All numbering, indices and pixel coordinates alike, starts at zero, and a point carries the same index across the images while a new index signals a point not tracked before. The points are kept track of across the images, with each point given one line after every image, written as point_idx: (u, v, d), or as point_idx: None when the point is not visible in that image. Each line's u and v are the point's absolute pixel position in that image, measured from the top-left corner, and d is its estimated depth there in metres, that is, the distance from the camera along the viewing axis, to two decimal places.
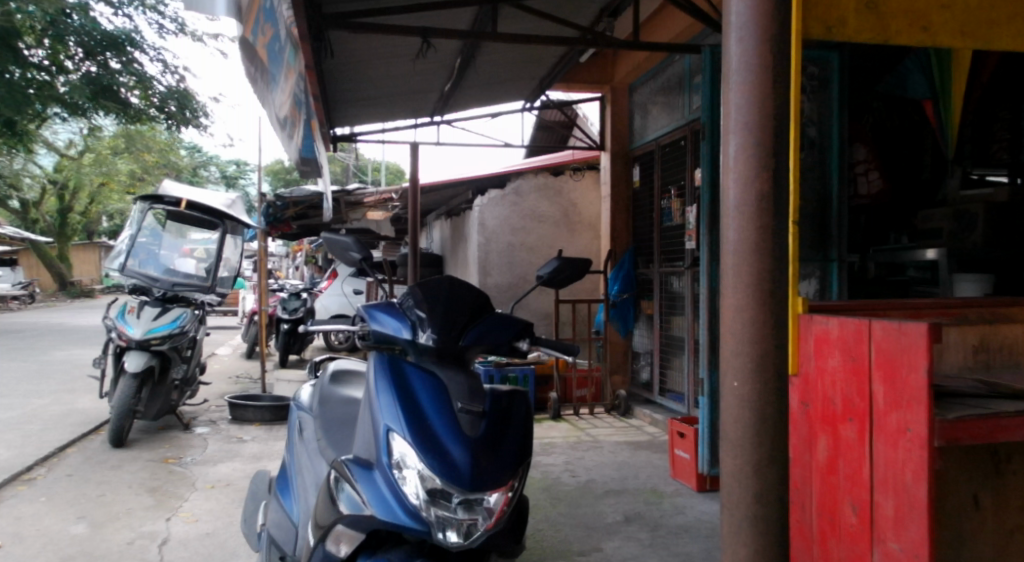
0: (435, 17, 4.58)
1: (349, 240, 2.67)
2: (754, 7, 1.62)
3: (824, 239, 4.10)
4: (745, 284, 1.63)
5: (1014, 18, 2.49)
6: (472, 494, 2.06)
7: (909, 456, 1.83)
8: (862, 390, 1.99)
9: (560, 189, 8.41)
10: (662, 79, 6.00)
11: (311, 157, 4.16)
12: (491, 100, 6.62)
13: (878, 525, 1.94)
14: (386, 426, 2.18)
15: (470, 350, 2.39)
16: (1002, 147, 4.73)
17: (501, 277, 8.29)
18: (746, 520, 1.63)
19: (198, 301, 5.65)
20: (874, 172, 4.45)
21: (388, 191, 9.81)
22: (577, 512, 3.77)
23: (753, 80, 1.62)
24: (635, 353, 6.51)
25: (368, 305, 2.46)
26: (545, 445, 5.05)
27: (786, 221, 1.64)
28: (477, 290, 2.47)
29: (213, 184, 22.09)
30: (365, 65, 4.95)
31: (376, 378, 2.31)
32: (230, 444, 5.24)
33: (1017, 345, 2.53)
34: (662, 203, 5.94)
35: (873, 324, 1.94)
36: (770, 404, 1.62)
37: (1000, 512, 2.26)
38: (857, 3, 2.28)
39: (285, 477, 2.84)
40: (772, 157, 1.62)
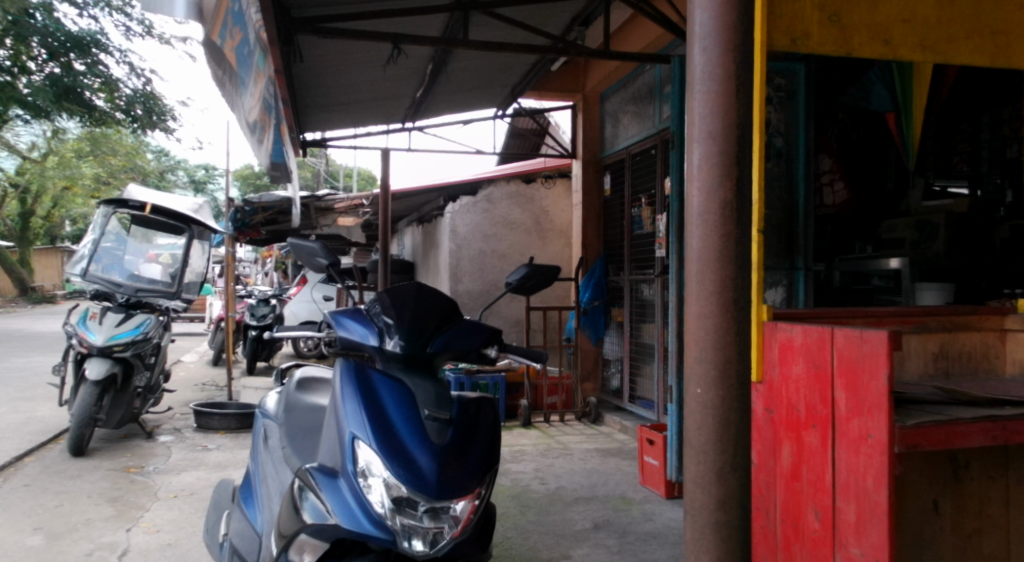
0: (405, 24, 4.56)
1: (316, 246, 2.64)
2: (717, 17, 1.64)
3: (791, 248, 4.17)
4: (709, 291, 1.64)
5: (973, 33, 2.55)
6: (438, 502, 2.06)
7: (870, 462, 1.86)
8: (825, 397, 2.02)
9: (532, 197, 8.43)
10: (633, 88, 6.05)
11: (281, 161, 4.11)
12: (462, 107, 6.62)
13: (840, 530, 1.97)
14: (352, 433, 2.16)
15: (438, 357, 2.38)
16: (962, 159, 4.89)
17: (472, 283, 8.26)
18: (709, 526, 1.64)
19: (162, 307, 5.57)
20: (839, 183, 4.50)
21: (359, 197, 9.77)
22: (547, 519, 3.76)
23: (717, 89, 1.64)
24: (606, 361, 6.52)
25: (335, 311, 2.43)
26: (515, 453, 5.04)
27: (750, 228, 1.65)
28: (445, 296, 2.46)
29: (181, 189, 21.73)
30: (334, 70, 4.91)
31: (341, 386, 2.28)
32: (195, 452, 5.15)
33: (975, 353, 2.61)
34: (633, 211, 5.98)
35: (836, 332, 1.97)
36: (732, 409, 1.63)
37: (960, 517, 2.30)
38: (820, 16, 2.33)
39: (248, 486, 2.80)
40: (735, 164, 1.63)
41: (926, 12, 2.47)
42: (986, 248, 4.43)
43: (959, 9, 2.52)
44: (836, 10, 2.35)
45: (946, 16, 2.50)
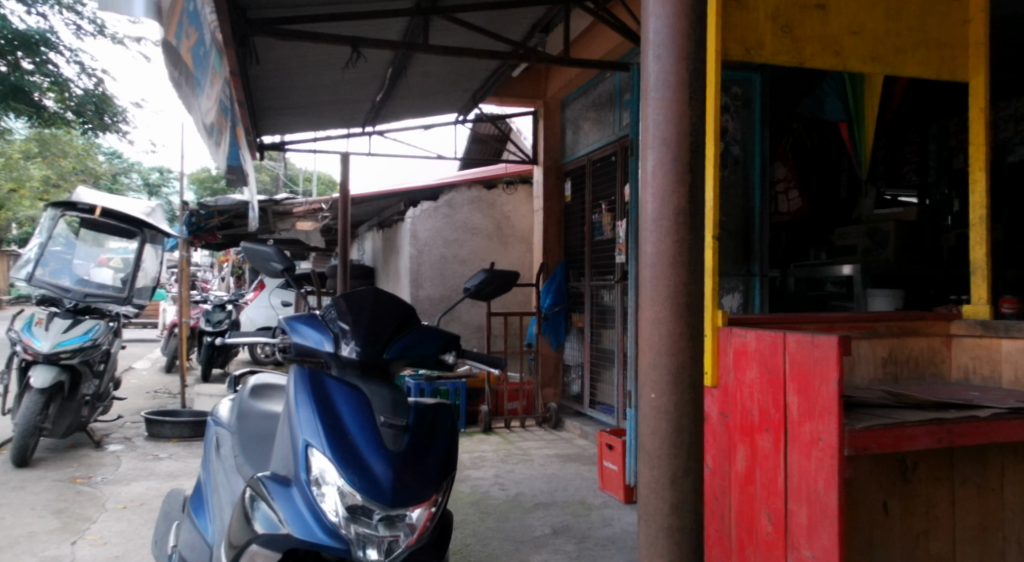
0: (365, 26, 4.52)
1: (270, 250, 2.59)
2: (670, 26, 1.65)
3: (747, 254, 4.25)
4: (663, 297, 1.65)
5: (919, 45, 2.62)
6: (394, 510, 2.04)
7: (821, 465, 1.88)
8: (777, 401, 2.05)
9: (493, 202, 8.44)
10: (594, 95, 6.09)
11: (237, 165, 4.05)
12: (423, 112, 6.59)
13: (792, 533, 1.99)
14: (305, 441, 2.12)
15: (396, 363, 2.36)
16: (912, 168, 5.09)
17: (433, 289, 8.22)
18: (663, 531, 1.65)
19: (113, 313, 5.44)
20: (794, 191, 4.58)
21: (317, 201, 9.68)
22: (506, 525, 3.75)
23: (670, 97, 1.65)
24: (567, 366, 6.54)
25: (289, 317, 2.39)
26: (475, 459, 5.01)
27: (703, 234, 1.67)
28: (403, 301, 2.44)
29: (134, 193, 21.18)
30: (292, 72, 4.85)
31: (294, 392, 2.23)
32: (145, 462, 5.01)
33: (922, 358, 2.68)
34: (593, 217, 6.02)
35: (788, 337, 2.00)
36: (686, 415, 1.64)
37: (908, 518, 2.35)
38: (773, 26, 2.38)
39: (199, 496, 2.74)
40: (688, 172, 1.65)
41: (875, 25, 2.53)
42: (934, 255, 4.56)
43: (906, 23, 2.60)
44: (788, 21, 2.40)
45: (894, 29, 2.57)
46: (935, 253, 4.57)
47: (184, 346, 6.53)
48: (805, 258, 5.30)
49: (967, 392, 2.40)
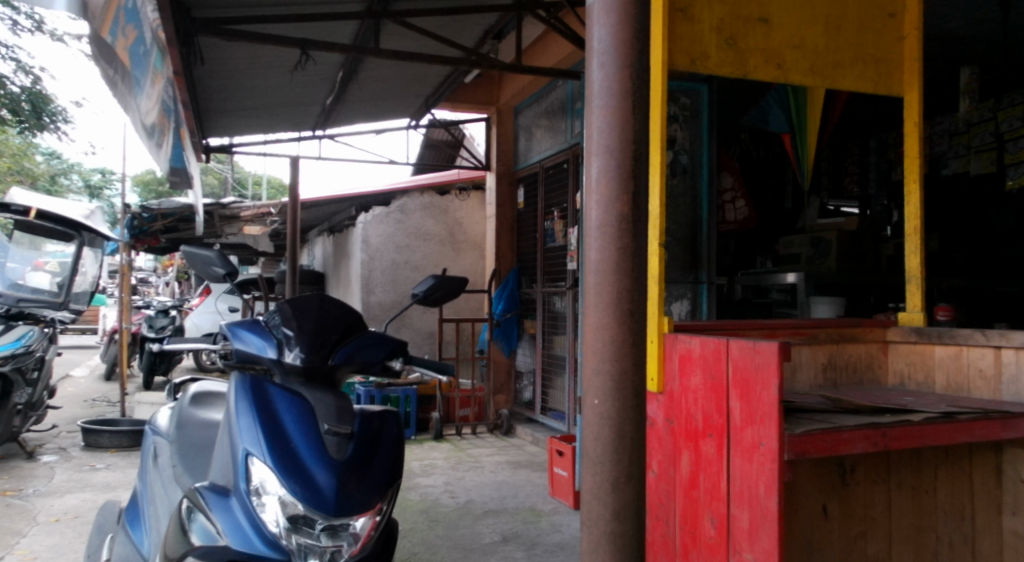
0: (316, 29, 4.48)
1: (213, 255, 2.52)
2: (615, 34, 1.66)
3: (696, 263, 4.45)
4: (606, 303, 1.66)
5: (858, 60, 2.70)
6: (337, 519, 2.01)
7: (762, 469, 1.92)
8: (720, 407, 2.08)
9: (446, 208, 8.41)
10: (546, 102, 6.13)
11: (181, 167, 3.94)
12: (375, 116, 6.55)
13: (734, 537, 2.02)
14: (245, 450, 2.06)
15: (341, 369, 2.31)
16: (853, 180, 5.32)
17: (384, 295, 8.14)
18: (605, 537, 1.65)
19: (46, 318, 5.27)
20: (741, 201, 4.67)
21: (266, 205, 9.53)
22: (455, 533, 3.72)
23: (614, 104, 1.66)
24: (518, 373, 6.56)
25: (231, 322, 2.32)
26: (426, 466, 4.97)
27: (647, 241, 1.68)
28: (349, 307, 2.40)
29: (76, 194, 20.46)
30: (238, 74, 4.76)
31: (235, 400, 2.17)
32: (80, 473, 4.84)
33: (861, 364, 2.76)
34: (545, 224, 6.05)
35: (731, 343, 2.03)
36: (628, 420, 1.65)
37: (845, 520, 2.41)
38: (718, 38, 2.42)
39: (135, 507, 2.65)
40: (632, 179, 1.66)
41: (815, 39, 2.60)
42: (874, 264, 4.71)
43: (845, 38, 2.67)
44: (732, 34, 2.45)
45: (833, 44, 2.64)
46: (875, 263, 4.72)
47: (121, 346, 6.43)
48: (752, 266, 5.41)
49: (903, 397, 2.48)
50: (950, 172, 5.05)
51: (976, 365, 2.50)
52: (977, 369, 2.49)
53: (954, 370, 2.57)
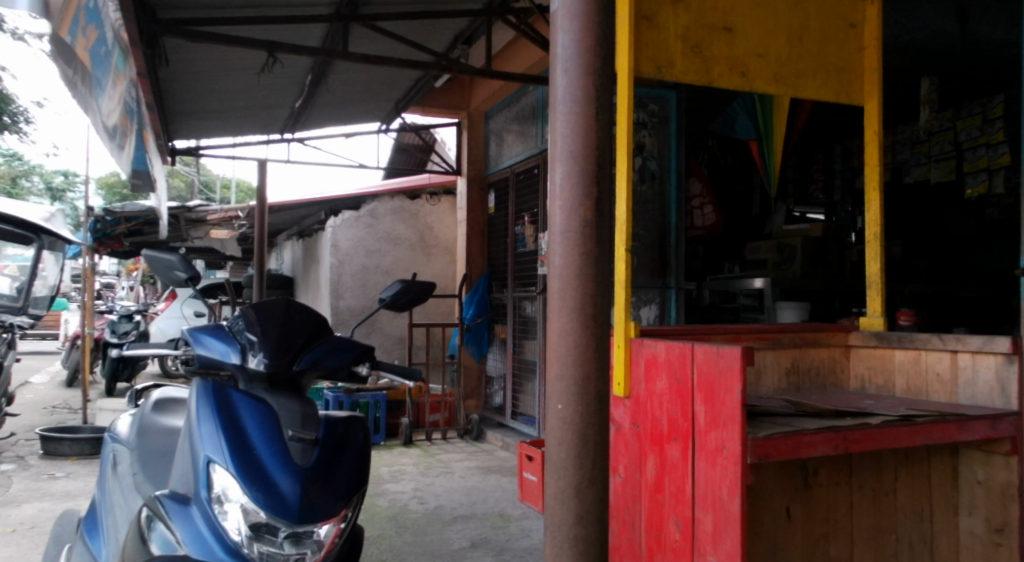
0: (283, 32, 4.44)
1: (174, 259, 2.47)
2: (578, 41, 1.67)
3: (664, 268, 4.61)
4: (570, 309, 1.67)
5: (819, 70, 2.75)
6: (300, 527, 1.99)
7: (725, 473, 1.94)
8: (685, 411, 2.09)
9: (416, 213, 8.39)
10: (517, 108, 6.15)
11: (143, 169, 3.88)
12: (345, 120, 6.51)
13: (698, 540, 2.04)
14: (207, 457, 2.03)
15: (306, 375, 2.28)
16: (818, 187, 5.41)
17: (354, 299, 8.08)
18: (568, 541, 1.65)
19: (7, 324, 5.11)
20: (709, 207, 4.75)
21: (234, 209, 9.44)
22: (423, 540, 3.70)
23: (578, 110, 1.67)
24: (489, 378, 6.58)
25: (193, 328, 2.28)
26: (395, 472, 4.94)
27: (611, 247, 1.69)
28: (314, 312, 2.38)
29: (37, 197, 20.00)
30: (204, 76, 4.70)
31: (196, 406, 2.14)
32: (38, 482, 4.72)
33: (823, 369, 2.80)
34: (516, 229, 6.06)
35: (695, 348, 2.05)
36: (591, 425, 1.66)
37: (808, 522, 2.44)
38: (683, 46, 2.44)
39: (94, 516, 2.60)
40: (595, 185, 1.67)
41: (779, 49, 2.64)
42: (838, 270, 4.79)
43: (807, 48, 2.72)
44: (697, 42, 2.47)
45: (796, 53, 2.68)
46: (839, 268, 4.80)
47: (75, 356, 8.34)
48: (720, 272, 5.47)
49: (863, 400, 2.52)
50: (912, 179, 5.16)
51: (934, 369, 2.54)
52: (935, 373, 2.54)
53: (913, 374, 2.61)
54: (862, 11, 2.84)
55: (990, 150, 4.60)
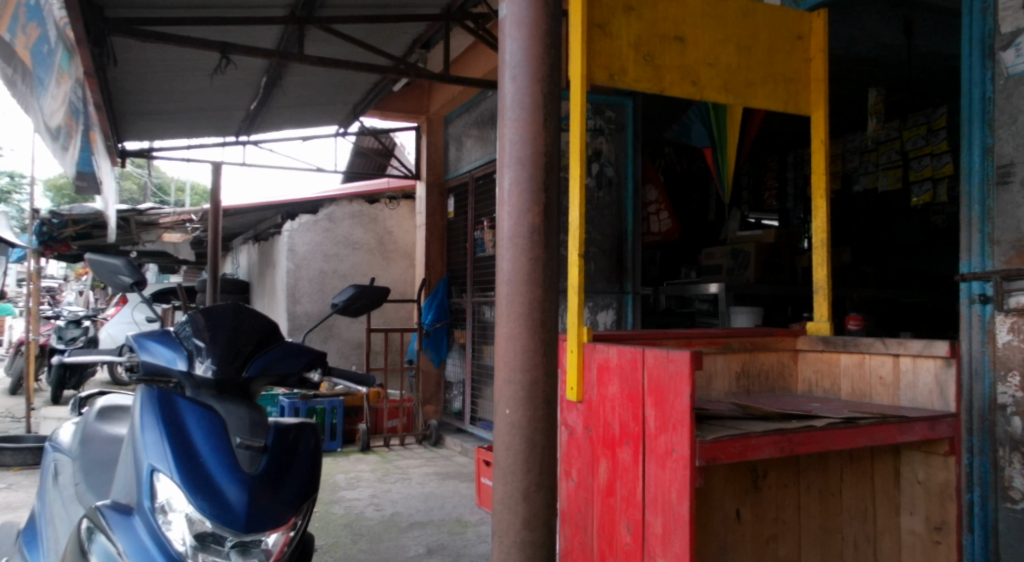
0: (237, 33, 4.38)
1: (119, 263, 2.41)
2: (525, 48, 1.68)
3: (621, 273, 4.72)
4: (518, 314, 1.67)
5: (768, 79, 2.81)
6: (248, 536, 1.96)
7: (675, 475, 1.96)
8: (636, 415, 2.11)
9: (375, 217, 8.35)
10: (476, 113, 6.17)
11: (89, 171, 3.79)
12: (302, 123, 6.45)
13: (648, 543, 2.06)
14: (151, 465, 1.99)
15: (256, 382, 2.25)
16: (771, 194, 5.55)
17: (311, 304, 7.99)
18: (515, 546, 1.66)
19: None
20: (665, 213, 4.84)
21: (187, 212, 9.32)
22: (379, 547, 3.67)
23: (526, 117, 1.68)
24: (448, 383, 6.56)
25: (138, 334, 2.23)
26: (351, 479, 4.89)
27: (558, 253, 1.70)
28: (264, 316, 2.34)
29: None
30: (155, 76, 4.61)
31: (141, 414, 2.09)
32: None
33: (772, 372, 2.85)
34: (475, 234, 6.07)
35: (646, 353, 2.07)
36: (539, 430, 1.67)
37: (758, 524, 2.49)
38: (636, 54, 2.47)
39: (33, 528, 2.52)
40: (543, 192, 1.68)
41: (729, 59, 2.69)
42: (790, 275, 4.89)
43: (756, 58, 2.78)
44: (649, 51, 2.50)
45: (745, 63, 2.73)
46: (791, 274, 4.90)
47: (21, 362, 8.17)
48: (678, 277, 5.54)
49: (810, 403, 2.58)
50: (860, 187, 5.33)
51: (877, 372, 2.61)
52: (878, 376, 2.61)
53: (857, 377, 2.68)
54: (809, 24, 2.92)
55: (934, 160, 4.74)
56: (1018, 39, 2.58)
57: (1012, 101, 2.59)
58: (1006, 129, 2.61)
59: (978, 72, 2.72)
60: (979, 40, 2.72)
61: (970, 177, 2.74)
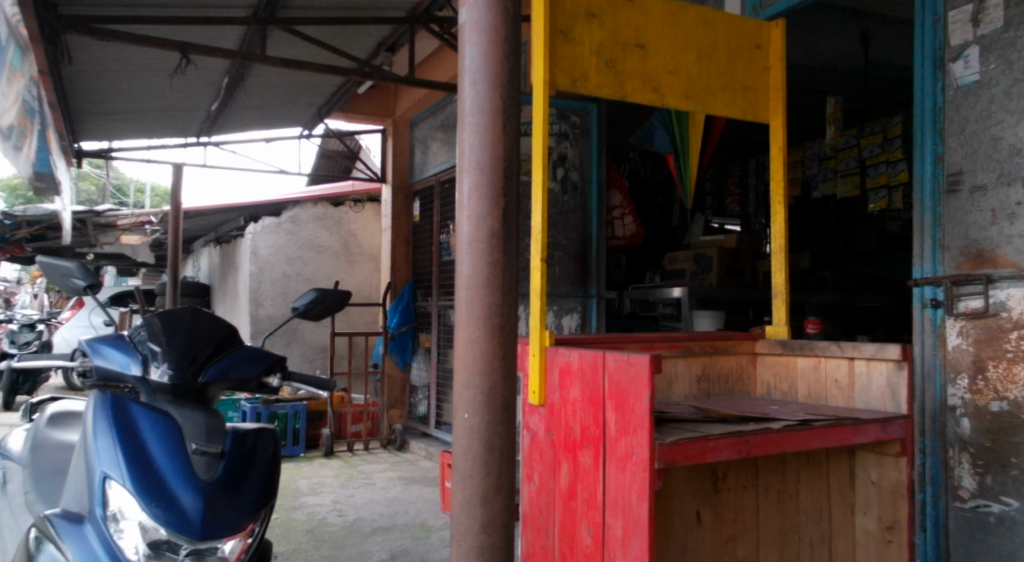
0: (198, 32, 4.32)
1: (72, 266, 2.36)
2: (485, 53, 1.69)
3: (585, 277, 4.75)
4: (477, 317, 1.67)
5: (728, 87, 2.86)
6: (203, 543, 1.93)
7: (635, 478, 1.98)
8: (597, 418, 2.13)
9: (340, 220, 8.29)
10: (442, 116, 6.16)
11: (46, 172, 3.71)
12: (265, 124, 6.38)
13: (608, 545, 2.08)
14: (103, 472, 1.94)
15: (213, 387, 2.22)
16: (734, 200, 5.65)
17: (274, 308, 7.89)
18: (473, 550, 1.66)
19: None
20: (629, 218, 4.90)
21: (146, 214, 9.14)
22: (341, 553, 3.64)
23: (485, 122, 1.69)
24: (413, 387, 6.54)
25: (91, 339, 2.17)
26: (314, 485, 4.84)
27: (517, 257, 1.71)
28: (222, 320, 2.30)
29: None
30: (113, 75, 4.52)
31: (93, 420, 2.03)
32: None
33: (732, 376, 2.89)
34: (440, 237, 6.06)
35: (607, 356, 2.08)
36: (497, 434, 1.67)
37: (718, 525, 2.52)
38: (597, 60, 2.49)
39: None
40: (502, 197, 1.69)
41: (689, 66, 2.73)
42: (752, 279, 4.97)
43: (716, 65, 2.82)
44: (611, 57, 2.53)
45: (705, 71, 2.78)
46: (752, 278, 4.98)
47: None
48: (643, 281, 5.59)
49: (768, 406, 2.62)
50: (819, 194, 5.44)
51: (833, 375, 2.66)
52: (833, 379, 2.65)
53: (814, 380, 2.73)
54: (767, 33, 2.97)
55: (890, 167, 4.86)
56: (966, 51, 2.67)
57: (960, 111, 2.67)
58: (956, 139, 2.69)
59: (929, 83, 2.79)
60: (930, 51, 2.80)
61: (922, 185, 2.81)
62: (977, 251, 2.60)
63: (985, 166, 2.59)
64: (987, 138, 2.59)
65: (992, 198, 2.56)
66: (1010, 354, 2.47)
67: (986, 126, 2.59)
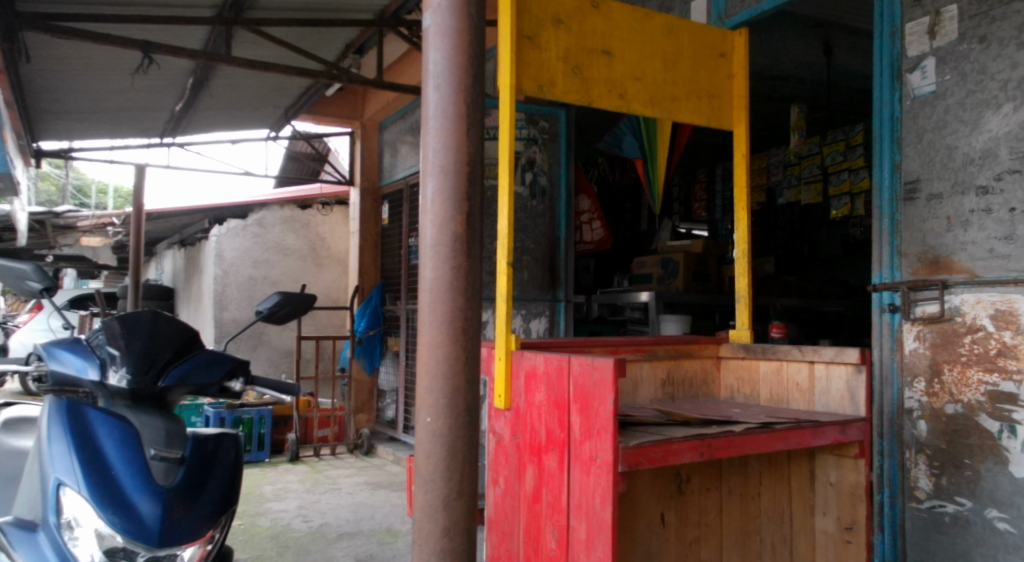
0: (162, 32, 4.27)
1: (27, 268, 2.30)
2: (449, 57, 1.69)
3: (554, 281, 4.77)
4: (440, 321, 1.67)
5: (693, 94, 2.89)
6: (161, 550, 1.90)
7: (599, 481, 1.99)
8: (562, 422, 2.13)
9: (308, 223, 8.24)
10: (411, 120, 6.15)
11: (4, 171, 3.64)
12: (231, 125, 6.30)
13: (572, 548, 2.08)
14: (57, 479, 1.90)
15: (172, 391, 2.18)
16: (700, 206, 5.73)
17: (240, 311, 7.79)
18: (435, 554, 1.65)
19: None
20: (596, 222, 4.93)
21: (108, 215, 8.96)
22: (305, 559, 3.60)
23: (449, 126, 1.69)
24: (380, 391, 6.51)
25: (45, 342, 2.09)
26: (279, 490, 4.78)
27: (480, 262, 1.71)
28: (184, 323, 2.26)
29: None
30: (73, 74, 4.44)
31: (48, 425, 1.98)
32: None
33: (696, 380, 2.92)
34: (409, 241, 6.04)
35: (572, 360, 2.09)
36: (460, 438, 1.67)
37: (681, 527, 2.55)
38: (564, 66, 2.50)
39: None
40: (465, 202, 1.69)
41: (654, 73, 2.76)
42: (717, 284, 5.03)
43: (681, 73, 2.85)
44: (578, 63, 2.54)
45: (670, 78, 2.81)
46: (718, 283, 5.04)
47: None
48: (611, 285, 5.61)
49: (731, 409, 2.65)
50: (784, 200, 5.53)
51: (794, 379, 2.70)
52: (794, 383, 2.70)
53: (776, 384, 2.77)
54: (731, 42, 3.02)
55: (852, 174, 4.93)
56: (922, 63, 2.73)
57: (917, 120, 2.74)
58: (913, 148, 2.75)
59: (888, 93, 2.86)
60: (888, 62, 2.86)
61: (880, 192, 2.87)
62: (933, 257, 2.67)
63: (941, 175, 2.66)
64: (943, 147, 2.65)
65: (947, 205, 2.62)
66: (963, 358, 2.54)
67: (942, 135, 2.66)
